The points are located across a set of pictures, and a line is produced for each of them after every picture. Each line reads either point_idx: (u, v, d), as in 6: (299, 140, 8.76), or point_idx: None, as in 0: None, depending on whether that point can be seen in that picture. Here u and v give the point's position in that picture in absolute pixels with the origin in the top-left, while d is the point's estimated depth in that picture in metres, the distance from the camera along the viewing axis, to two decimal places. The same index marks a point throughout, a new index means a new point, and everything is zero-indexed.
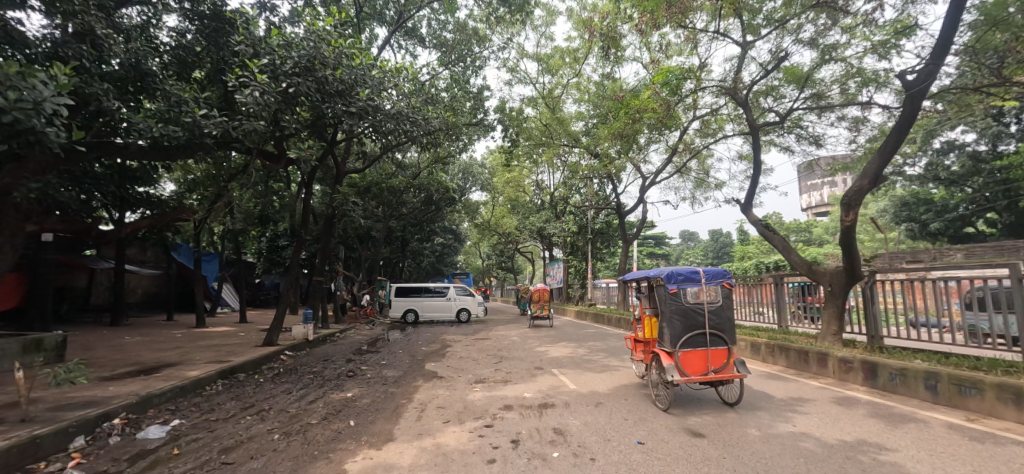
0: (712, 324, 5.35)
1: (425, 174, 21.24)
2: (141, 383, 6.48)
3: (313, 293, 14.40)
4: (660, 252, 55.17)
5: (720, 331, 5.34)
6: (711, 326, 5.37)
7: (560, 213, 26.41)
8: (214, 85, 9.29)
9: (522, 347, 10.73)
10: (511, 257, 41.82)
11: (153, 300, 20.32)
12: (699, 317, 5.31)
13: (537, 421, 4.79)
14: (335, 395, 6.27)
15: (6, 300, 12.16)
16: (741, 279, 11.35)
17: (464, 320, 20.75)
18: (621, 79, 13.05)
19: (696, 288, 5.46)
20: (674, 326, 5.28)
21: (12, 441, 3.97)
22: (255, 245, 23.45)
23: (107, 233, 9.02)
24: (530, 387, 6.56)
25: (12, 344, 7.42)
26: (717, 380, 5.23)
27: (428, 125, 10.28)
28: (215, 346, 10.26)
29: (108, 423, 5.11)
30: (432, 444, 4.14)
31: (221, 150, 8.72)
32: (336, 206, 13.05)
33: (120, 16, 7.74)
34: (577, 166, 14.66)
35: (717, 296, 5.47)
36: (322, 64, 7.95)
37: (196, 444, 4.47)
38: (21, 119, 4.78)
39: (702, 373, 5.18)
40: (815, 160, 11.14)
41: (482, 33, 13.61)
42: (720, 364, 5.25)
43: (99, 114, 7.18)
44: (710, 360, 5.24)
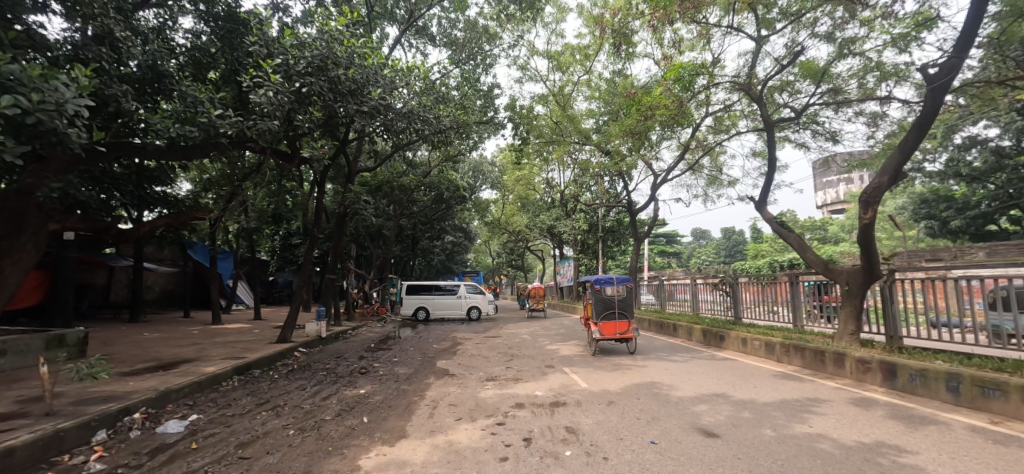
0: (620, 306, 9.25)
1: (436, 172, 21.29)
2: (159, 378, 6.62)
3: (326, 291, 14.57)
4: (671, 251, 54.66)
5: (625, 310, 9.28)
6: (619, 307, 9.26)
7: (570, 210, 26.32)
8: (228, 86, 9.36)
9: (532, 346, 10.73)
10: (521, 255, 41.80)
11: (170, 297, 20.73)
12: (611, 302, 9.24)
13: (549, 420, 4.78)
14: (347, 392, 6.32)
15: (29, 297, 12.44)
16: (755, 278, 11.16)
17: (474, 318, 20.80)
18: (632, 76, 12.97)
19: (611, 286, 9.37)
20: (597, 307, 9.22)
21: (37, 435, 4.11)
22: (269, 243, 23.78)
23: (125, 233, 9.16)
24: (540, 385, 6.54)
25: (36, 340, 7.62)
26: (623, 338, 9.14)
27: (439, 124, 10.25)
28: (230, 343, 10.42)
29: (128, 417, 5.23)
30: (444, 441, 4.16)
31: (234, 149, 8.86)
32: (348, 205, 13.12)
33: (138, 18, 7.90)
34: (587, 163, 14.54)
35: (624, 291, 9.37)
36: (334, 64, 8.00)
37: (214, 439, 4.55)
38: (44, 120, 4.88)
39: (613, 333, 9.15)
40: (834, 155, 10.85)
41: (492, 31, 13.57)
42: (623, 329, 9.17)
43: (119, 116, 7.38)
44: (617, 327, 9.18)
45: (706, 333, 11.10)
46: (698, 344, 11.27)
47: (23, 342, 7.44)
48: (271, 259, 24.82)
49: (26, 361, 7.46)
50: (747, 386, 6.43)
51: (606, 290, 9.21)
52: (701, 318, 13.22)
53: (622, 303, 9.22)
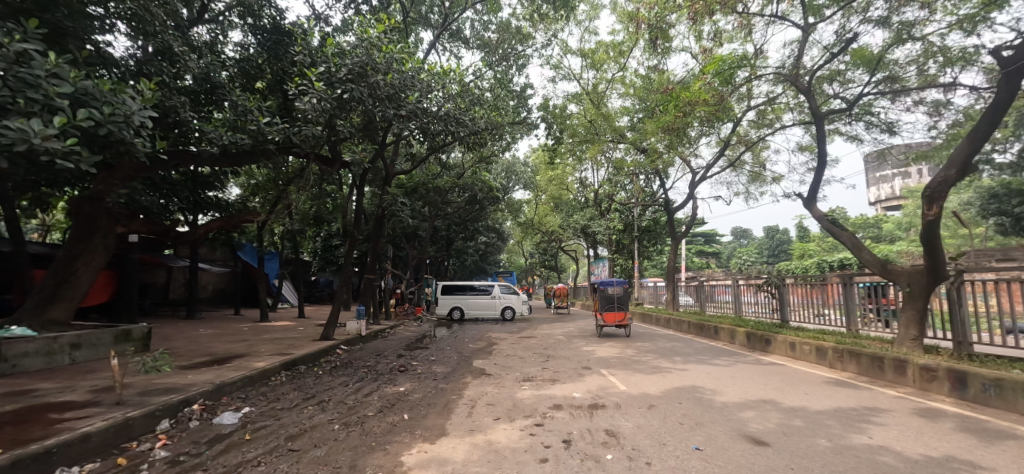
0: (620, 301, 12.61)
1: (469, 173, 21.46)
2: (215, 372, 7.02)
3: (365, 290, 15.00)
4: (710, 251, 52.88)
5: (623, 304, 12.61)
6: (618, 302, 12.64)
7: (604, 210, 26.04)
8: (275, 95, 9.84)
9: (568, 346, 10.66)
10: (554, 256, 41.63)
11: (222, 295, 22.03)
12: (612, 298, 12.67)
13: (588, 422, 4.72)
14: (388, 389, 6.48)
15: (100, 294, 13.47)
16: (802, 279, 10.62)
17: (508, 318, 20.86)
18: (668, 71, 12.63)
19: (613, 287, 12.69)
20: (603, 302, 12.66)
21: (109, 422, 4.46)
22: (311, 244, 24.82)
23: (183, 235, 9.82)
24: (578, 387, 6.48)
25: (105, 334, 8.25)
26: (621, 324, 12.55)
27: (475, 126, 10.18)
28: (276, 339, 10.90)
29: (188, 408, 5.57)
30: (484, 440, 4.18)
31: (281, 155, 9.30)
32: (386, 206, 13.43)
33: (193, 33, 8.42)
34: (622, 162, 14.26)
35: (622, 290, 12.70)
36: (374, 70, 8.27)
37: (265, 431, 4.77)
38: (113, 131, 5.28)
39: (613, 321, 12.81)
40: (891, 147, 10.15)
41: (525, 32, 13.58)
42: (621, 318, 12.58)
43: (177, 126, 7.92)
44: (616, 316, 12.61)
45: (750, 336, 10.66)
46: (741, 347, 10.82)
47: (96, 336, 8.08)
48: (313, 260, 25.83)
49: (99, 354, 8.09)
50: (797, 392, 6.11)
51: (609, 290, 12.69)
52: (744, 320, 12.72)
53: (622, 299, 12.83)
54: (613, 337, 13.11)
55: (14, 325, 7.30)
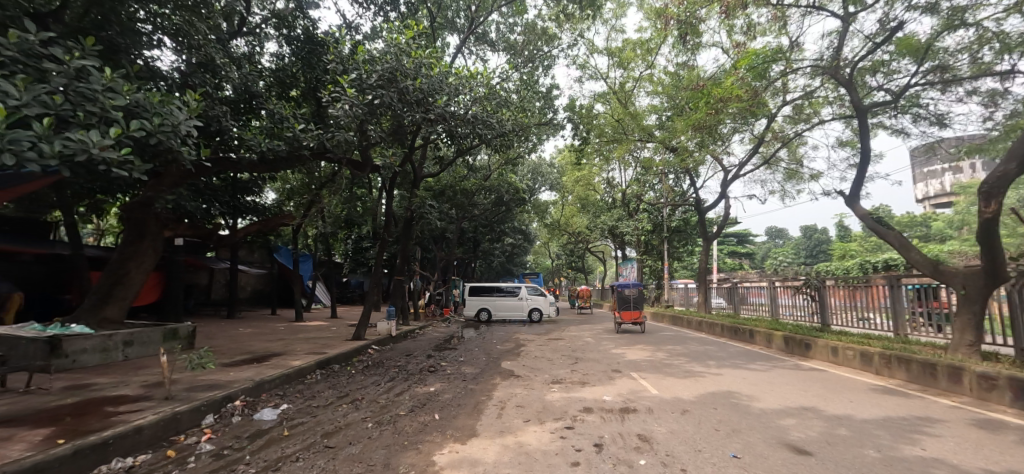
0: (634, 301, 14.71)
1: (496, 175, 21.56)
2: (255, 370, 7.30)
3: (395, 292, 15.23)
4: (744, 251, 51.08)
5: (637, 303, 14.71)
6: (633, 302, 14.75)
7: (632, 210, 25.65)
8: (308, 102, 10.19)
9: (597, 349, 10.54)
10: (581, 257, 41.26)
11: (260, 296, 22.94)
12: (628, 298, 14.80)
13: (619, 426, 4.64)
14: (419, 389, 6.58)
15: (149, 295, 14.27)
16: (843, 281, 10.14)
17: (536, 320, 20.81)
18: (699, 67, 12.35)
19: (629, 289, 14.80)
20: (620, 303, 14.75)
21: (159, 416, 4.71)
22: (343, 246, 25.56)
23: (225, 238, 10.31)
24: (608, 390, 6.38)
25: (154, 333, 8.73)
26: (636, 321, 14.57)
27: (503, 128, 10.14)
28: (311, 339, 11.27)
29: (231, 404, 5.82)
30: (515, 442, 4.17)
31: (315, 160, 9.61)
32: (415, 209, 13.63)
33: (232, 46, 8.80)
34: (650, 162, 13.99)
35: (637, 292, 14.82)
36: (403, 75, 8.45)
37: (302, 427, 4.92)
38: (162, 140, 5.58)
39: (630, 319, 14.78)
40: (942, 141, 9.55)
41: (551, 32, 13.56)
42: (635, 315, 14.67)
43: (219, 134, 8.33)
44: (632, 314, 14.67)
45: (789, 340, 10.25)
46: (779, 352, 10.41)
47: (147, 334, 8.56)
48: (344, 261, 26.56)
49: (149, 351, 8.54)
50: (841, 400, 5.83)
51: (626, 291, 14.81)
52: (781, 324, 12.24)
53: (637, 300, 14.84)
54: (640, 337, 13.31)
55: (73, 323, 7.85)
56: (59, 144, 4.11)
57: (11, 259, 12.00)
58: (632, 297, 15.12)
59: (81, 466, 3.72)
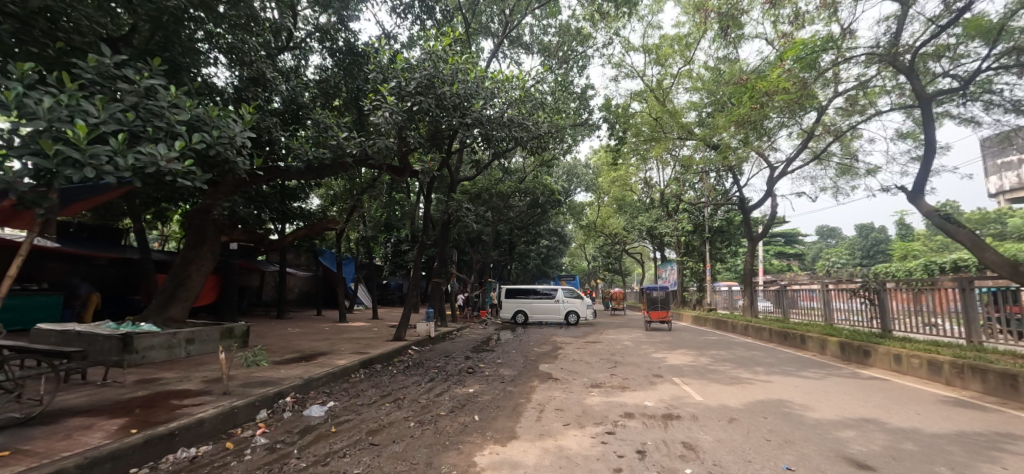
0: (662, 301, 17.29)
1: (531, 178, 21.59)
2: (303, 368, 7.64)
3: (434, 294, 15.48)
4: (792, 252, 48.49)
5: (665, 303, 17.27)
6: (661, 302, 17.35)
7: (672, 210, 24.97)
8: (350, 111, 10.61)
9: (636, 353, 10.34)
10: (618, 259, 40.59)
11: (306, 297, 24.03)
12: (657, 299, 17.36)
13: (663, 433, 4.51)
14: (458, 390, 6.67)
15: (207, 296, 15.24)
16: (905, 282, 9.42)
17: (572, 323, 20.62)
18: (741, 61, 11.90)
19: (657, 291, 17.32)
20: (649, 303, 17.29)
21: (219, 410, 5.03)
22: (383, 249, 26.38)
23: (275, 242, 10.87)
24: (650, 395, 6.23)
25: (213, 332, 9.30)
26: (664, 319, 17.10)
27: (538, 130, 10.13)
28: (355, 339, 11.71)
29: (282, 400, 6.12)
30: (555, 445, 4.15)
31: (357, 167, 9.99)
32: (453, 212, 13.83)
33: (280, 60, 9.30)
34: (690, 160, 13.57)
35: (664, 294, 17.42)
36: (440, 82, 8.65)
37: (348, 424, 5.10)
38: (220, 151, 5.98)
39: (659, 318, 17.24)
40: (1020, 130, 8.70)
41: (585, 32, 13.49)
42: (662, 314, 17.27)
43: (268, 144, 8.82)
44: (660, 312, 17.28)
45: (844, 347, 9.63)
46: (835, 359, 9.79)
47: (207, 333, 9.13)
48: (384, 264, 27.41)
49: (208, 348, 9.13)
50: (906, 411, 5.40)
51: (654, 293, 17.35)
52: (836, 329, 11.51)
53: (664, 300, 17.36)
54: (681, 341, 12.97)
55: (143, 322, 8.52)
56: (131, 158, 4.47)
57: (90, 262, 13.20)
58: (659, 298, 17.60)
59: (150, 455, 4.03)
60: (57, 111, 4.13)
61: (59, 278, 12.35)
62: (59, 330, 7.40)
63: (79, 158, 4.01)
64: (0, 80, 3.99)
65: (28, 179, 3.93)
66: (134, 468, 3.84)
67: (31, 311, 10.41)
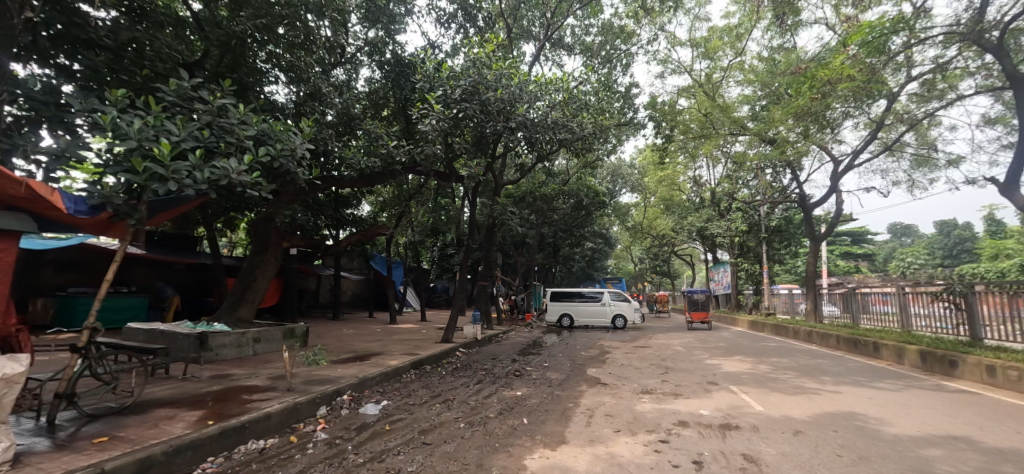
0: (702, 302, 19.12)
1: (574, 179, 21.40)
2: (358, 368, 7.99)
3: (479, 297, 15.70)
4: (860, 253, 44.79)
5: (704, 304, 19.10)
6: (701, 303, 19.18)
7: (724, 210, 23.86)
8: (399, 120, 11.05)
9: (689, 359, 9.94)
10: (666, 261, 39.34)
11: (358, 299, 25.13)
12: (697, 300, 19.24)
13: (721, 443, 4.31)
14: (506, 393, 6.70)
15: (271, 298, 16.31)
16: (998, 285, 8.41)
17: (619, 327, 20.22)
18: (799, 48, 11.19)
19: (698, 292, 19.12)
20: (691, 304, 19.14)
21: (284, 406, 5.37)
22: (429, 253, 27.10)
23: (331, 247, 11.46)
24: (705, 403, 5.96)
25: (277, 332, 9.93)
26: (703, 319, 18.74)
27: (583, 131, 10.04)
28: (406, 340, 12.10)
29: (340, 398, 6.44)
30: (606, 452, 4.07)
31: (405, 174, 10.37)
32: (498, 216, 13.98)
33: (334, 75, 9.86)
34: (744, 156, 12.90)
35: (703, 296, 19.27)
36: (485, 88, 8.81)
37: (401, 423, 5.27)
38: (282, 163, 6.41)
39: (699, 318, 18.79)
40: None
41: (628, 30, 13.25)
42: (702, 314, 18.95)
43: (324, 155, 9.27)
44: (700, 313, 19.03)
45: (926, 356, 8.75)
46: (914, 369, 8.92)
47: (271, 332, 9.78)
48: (431, 267, 28.12)
49: (273, 347, 9.78)
50: (1004, 430, 4.82)
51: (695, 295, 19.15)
52: (915, 336, 10.50)
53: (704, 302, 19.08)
54: (737, 348, 12.37)
55: (216, 322, 9.27)
56: (206, 171, 4.87)
57: (170, 267, 14.55)
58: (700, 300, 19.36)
59: (224, 445, 4.38)
60: (145, 131, 4.59)
61: (145, 281, 13.72)
62: (146, 329, 8.20)
63: (163, 174, 4.45)
64: (98, 105, 4.48)
65: (122, 193, 4.41)
66: (211, 457, 4.19)
67: (122, 312, 11.63)
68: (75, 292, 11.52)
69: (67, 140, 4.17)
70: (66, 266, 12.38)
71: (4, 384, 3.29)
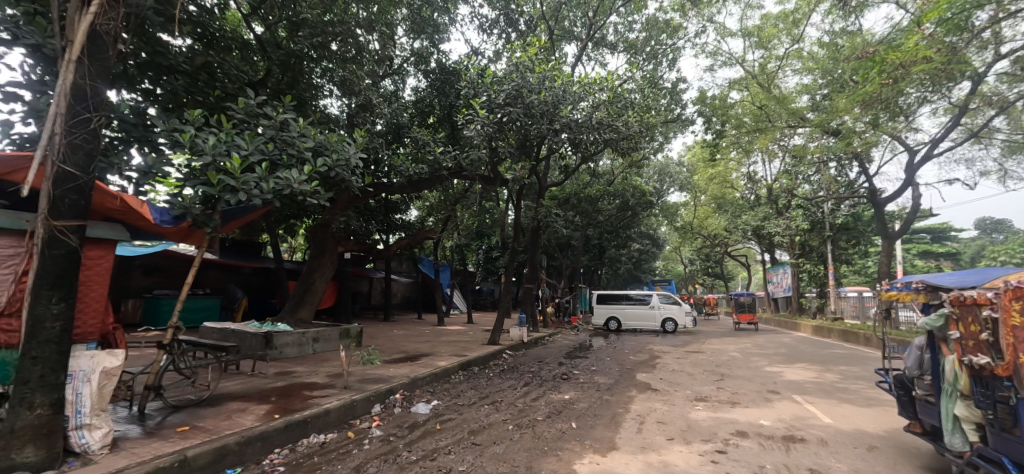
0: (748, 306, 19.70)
1: (620, 179, 20.95)
2: (409, 368, 8.27)
3: (525, 299, 15.75)
4: (942, 251, 40.44)
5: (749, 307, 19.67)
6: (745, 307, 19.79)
7: (783, 207, 22.42)
8: (444, 127, 11.37)
9: (746, 365, 9.41)
10: (719, 262, 37.54)
11: (407, 301, 26.01)
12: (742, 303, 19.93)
13: (784, 456, 4.05)
14: (554, 396, 6.66)
15: (328, 299, 17.27)
16: None
17: (669, 331, 19.56)
18: (866, 31, 10.36)
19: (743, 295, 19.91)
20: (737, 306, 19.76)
21: (342, 402, 5.66)
22: (475, 256, 27.56)
23: (382, 251, 11.93)
24: (766, 413, 5.62)
25: (334, 332, 10.48)
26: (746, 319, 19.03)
27: (629, 130, 9.84)
28: (454, 341, 12.36)
29: (393, 396, 6.69)
30: (658, 460, 3.95)
31: (451, 179, 10.65)
32: (542, 218, 13.98)
33: (384, 85, 10.32)
34: (803, 149, 12.12)
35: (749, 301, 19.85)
36: (528, 91, 8.86)
37: (451, 423, 5.38)
38: (339, 172, 6.79)
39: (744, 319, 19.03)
40: None
41: (674, 23, 12.85)
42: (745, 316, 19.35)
43: (375, 164, 9.70)
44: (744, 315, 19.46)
45: None
46: None
47: (329, 332, 10.33)
48: (477, 270, 28.53)
49: (331, 346, 10.32)
50: None
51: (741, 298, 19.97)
52: None
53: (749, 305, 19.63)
54: (801, 355, 11.56)
55: (279, 322, 9.96)
56: (272, 182, 5.25)
57: (238, 270, 15.78)
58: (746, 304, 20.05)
59: (289, 437, 4.68)
60: (218, 147, 5.01)
61: (218, 284, 14.97)
62: (220, 328, 8.92)
63: (234, 185, 4.85)
64: (178, 124, 4.95)
65: (198, 204, 4.84)
66: (278, 448, 4.50)
67: (199, 312, 12.76)
68: (160, 294, 12.79)
69: (154, 158, 4.60)
70: (152, 270, 13.77)
71: (105, 376, 3.74)
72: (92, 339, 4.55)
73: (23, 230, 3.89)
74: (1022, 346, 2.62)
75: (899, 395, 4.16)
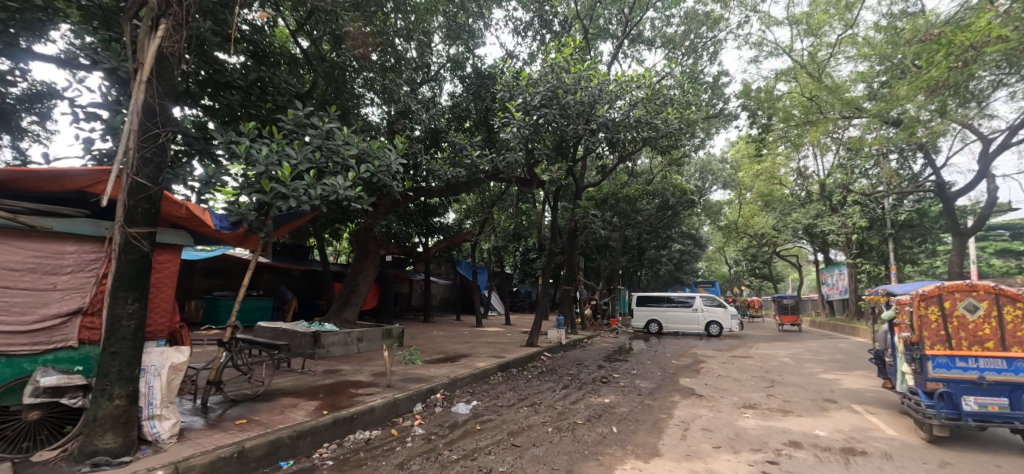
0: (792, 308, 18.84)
1: (659, 179, 20.40)
2: (449, 368, 8.42)
3: (562, 301, 15.65)
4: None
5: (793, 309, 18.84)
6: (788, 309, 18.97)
7: (837, 204, 21.01)
8: (479, 129, 11.49)
9: (799, 372, 8.91)
10: (767, 262, 35.61)
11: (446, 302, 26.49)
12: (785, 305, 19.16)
13: (843, 470, 3.80)
14: (594, 399, 6.58)
15: (371, 300, 17.88)
16: None
17: (714, 334, 18.75)
18: (931, 11, 9.56)
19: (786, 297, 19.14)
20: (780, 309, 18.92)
21: (387, 400, 5.87)
22: (512, 258, 27.66)
23: (422, 253, 12.22)
24: (822, 423, 5.30)
25: (377, 332, 10.82)
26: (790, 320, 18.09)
27: (668, 127, 9.53)
28: (492, 343, 12.46)
29: (434, 395, 6.85)
30: (704, 468, 3.82)
31: (488, 181, 10.72)
32: (579, 219, 13.79)
33: (422, 91, 10.59)
34: (859, 141, 11.30)
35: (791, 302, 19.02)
36: (564, 92, 8.81)
37: (491, 424, 5.43)
38: (380, 178, 7.03)
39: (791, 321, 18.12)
40: None
41: (715, 15, 12.39)
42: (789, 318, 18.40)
43: (414, 168, 9.94)
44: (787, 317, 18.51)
45: None
46: None
47: (372, 333, 10.67)
48: (514, 272, 28.62)
49: (374, 346, 10.66)
50: None
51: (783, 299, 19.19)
52: None
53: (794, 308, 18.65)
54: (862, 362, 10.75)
55: (326, 322, 10.41)
56: (319, 189, 5.52)
57: (288, 272, 16.65)
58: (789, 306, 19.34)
59: (337, 433, 4.88)
60: (271, 157, 5.32)
61: (270, 285, 15.87)
62: (272, 328, 9.44)
63: (285, 192, 5.12)
64: (235, 136, 5.32)
65: (253, 211, 5.16)
66: (327, 442, 4.72)
67: (253, 312, 13.56)
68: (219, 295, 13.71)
69: (214, 168, 4.97)
70: (212, 273, 14.78)
71: (172, 371, 4.04)
72: (162, 335, 4.96)
73: (103, 236, 4.20)
74: (925, 323, 4.74)
75: (877, 363, 6.28)
